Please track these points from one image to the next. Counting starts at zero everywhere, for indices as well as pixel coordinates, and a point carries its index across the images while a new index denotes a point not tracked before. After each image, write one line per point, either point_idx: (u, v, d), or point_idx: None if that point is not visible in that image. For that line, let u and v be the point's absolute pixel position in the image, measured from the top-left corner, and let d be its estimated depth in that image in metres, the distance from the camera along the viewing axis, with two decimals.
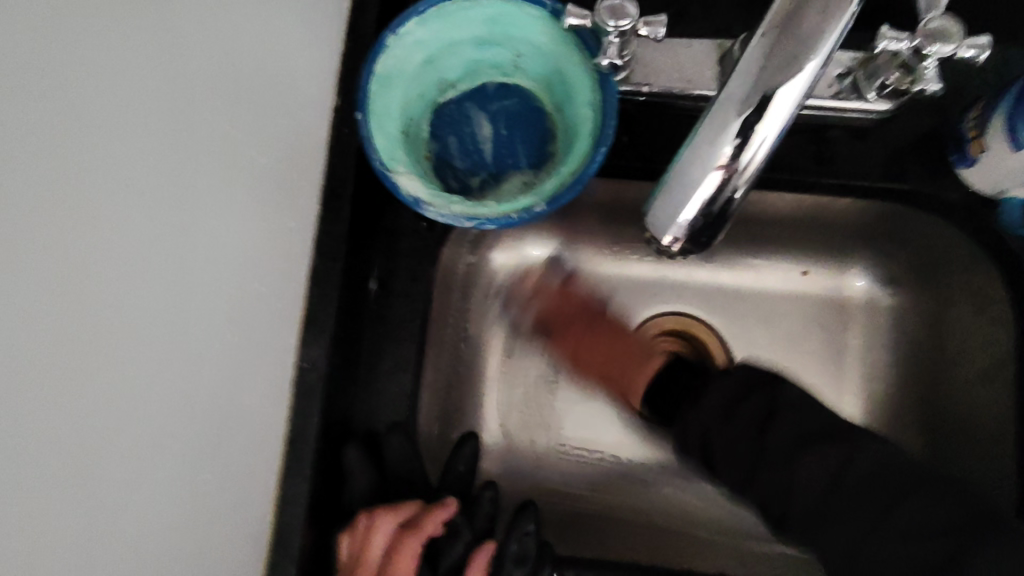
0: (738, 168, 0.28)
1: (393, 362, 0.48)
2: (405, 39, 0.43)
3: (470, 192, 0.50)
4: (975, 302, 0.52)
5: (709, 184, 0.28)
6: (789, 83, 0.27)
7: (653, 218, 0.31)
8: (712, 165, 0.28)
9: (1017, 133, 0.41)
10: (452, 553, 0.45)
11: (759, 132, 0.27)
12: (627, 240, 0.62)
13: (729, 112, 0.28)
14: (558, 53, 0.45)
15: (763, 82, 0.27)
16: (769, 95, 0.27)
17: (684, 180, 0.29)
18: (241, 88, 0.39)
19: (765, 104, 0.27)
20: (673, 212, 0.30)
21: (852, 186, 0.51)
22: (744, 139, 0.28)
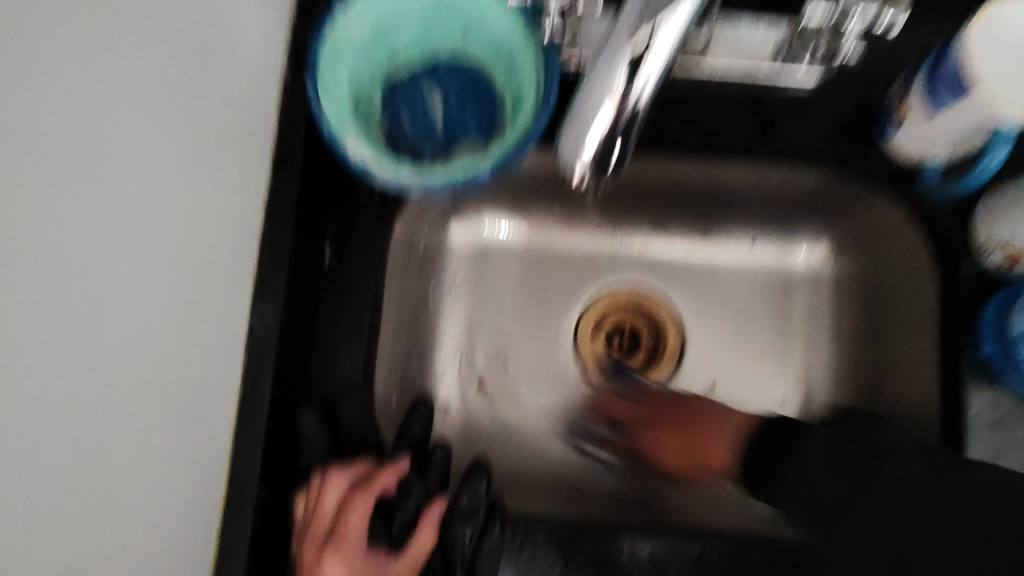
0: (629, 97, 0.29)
1: (351, 328, 0.50)
2: (352, 9, 0.44)
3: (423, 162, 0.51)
4: (905, 265, 0.55)
5: (604, 114, 0.29)
6: (671, 16, 0.28)
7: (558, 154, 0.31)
8: (603, 94, 0.29)
9: (936, 100, 0.43)
10: (406, 508, 0.47)
11: (647, 62, 0.28)
12: (582, 214, 0.64)
13: (617, 48, 0.29)
14: (503, 25, 0.46)
15: (649, 14, 0.28)
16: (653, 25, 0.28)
17: (579, 116, 0.30)
18: (185, 50, 0.39)
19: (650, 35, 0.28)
20: (573, 146, 0.30)
21: (788, 156, 0.55)
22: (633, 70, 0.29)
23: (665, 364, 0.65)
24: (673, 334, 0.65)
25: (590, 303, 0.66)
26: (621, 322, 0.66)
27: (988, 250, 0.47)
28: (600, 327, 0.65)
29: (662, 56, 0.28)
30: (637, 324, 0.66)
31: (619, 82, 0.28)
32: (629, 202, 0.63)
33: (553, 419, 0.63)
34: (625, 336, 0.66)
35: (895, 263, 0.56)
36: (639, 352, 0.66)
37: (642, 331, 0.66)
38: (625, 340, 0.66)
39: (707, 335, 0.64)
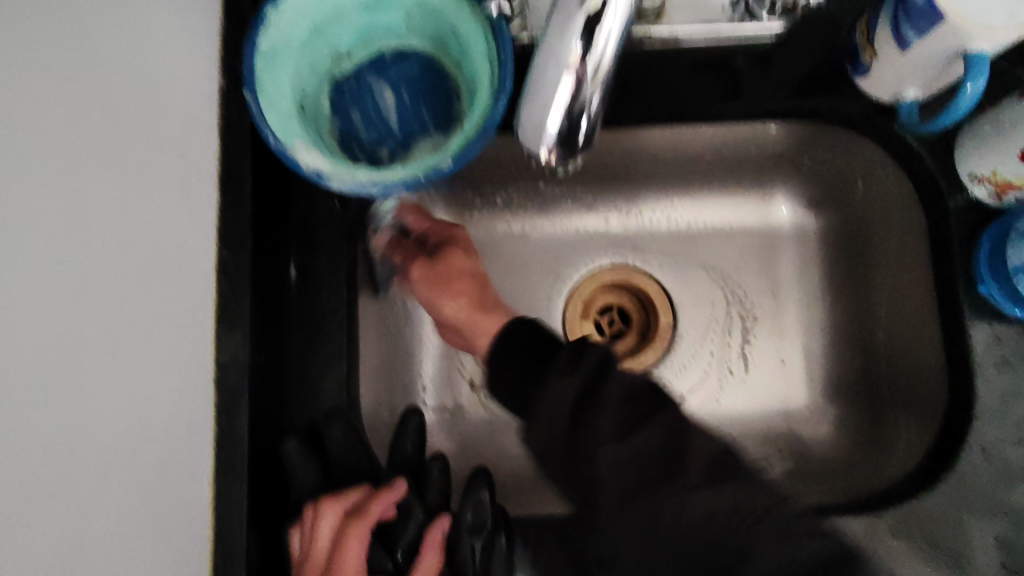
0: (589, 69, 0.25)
1: (325, 351, 0.49)
2: (286, 12, 0.41)
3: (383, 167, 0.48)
4: (887, 204, 0.54)
5: (563, 88, 0.25)
6: None
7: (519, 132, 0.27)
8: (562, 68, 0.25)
9: (904, 35, 0.41)
10: (407, 531, 0.46)
11: (605, 24, 0.24)
12: (555, 194, 0.62)
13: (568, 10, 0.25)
14: (448, 10, 0.44)
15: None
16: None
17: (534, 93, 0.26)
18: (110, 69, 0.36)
19: (603, 2, 0.24)
20: (535, 126, 0.26)
21: (757, 110, 0.54)
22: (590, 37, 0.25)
23: (660, 343, 0.62)
24: (663, 310, 0.63)
25: (575, 288, 0.64)
26: (608, 303, 0.64)
27: (981, 178, 0.45)
28: (589, 310, 0.64)
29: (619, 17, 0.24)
30: (625, 302, 0.64)
31: (580, 49, 0.25)
32: (600, 176, 0.61)
33: None
34: (615, 318, 0.64)
35: (880, 208, 0.55)
36: (631, 332, 0.64)
37: (631, 309, 0.64)
38: (616, 323, 0.64)
39: (695, 307, 0.62)
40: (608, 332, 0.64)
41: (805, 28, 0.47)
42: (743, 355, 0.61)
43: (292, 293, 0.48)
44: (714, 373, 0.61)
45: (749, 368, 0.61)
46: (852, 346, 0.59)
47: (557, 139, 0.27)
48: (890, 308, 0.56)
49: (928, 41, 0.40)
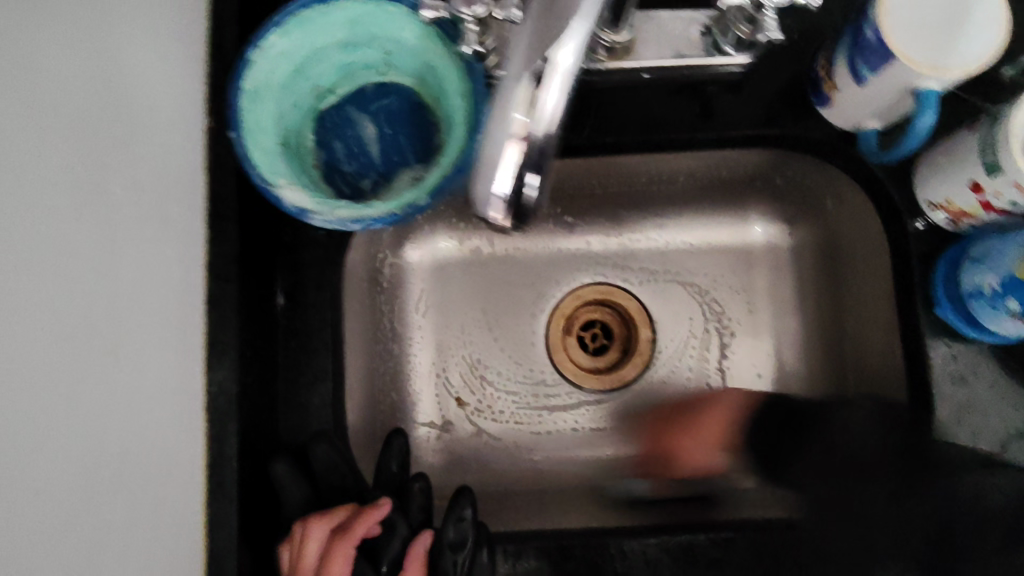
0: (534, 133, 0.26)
1: (312, 373, 0.49)
2: (268, 53, 0.43)
3: (366, 197, 0.50)
4: (855, 225, 0.56)
5: (509, 153, 0.26)
6: (561, 46, 0.26)
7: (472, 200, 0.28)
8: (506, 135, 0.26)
9: (859, 72, 0.44)
10: (390, 550, 0.48)
11: (546, 90, 0.26)
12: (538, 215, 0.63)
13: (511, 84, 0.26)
14: (423, 48, 0.46)
15: (541, 48, 0.26)
16: (544, 57, 0.26)
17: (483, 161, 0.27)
18: None
19: (544, 66, 0.26)
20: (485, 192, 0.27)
21: (729, 138, 0.53)
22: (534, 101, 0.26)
23: (639, 358, 0.64)
24: (642, 326, 0.65)
25: (559, 305, 0.66)
26: (591, 319, 0.66)
27: (938, 205, 0.47)
28: (571, 327, 0.65)
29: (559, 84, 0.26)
30: (607, 318, 0.66)
31: (522, 118, 0.26)
32: (581, 199, 0.63)
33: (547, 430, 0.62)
34: (598, 334, 0.66)
35: (848, 229, 0.57)
36: (613, 348, 0.66)
37: (613, 325, 0.66)
38: (599, 338, 0.66)
39: (674, 323, 0.64)
40: (591, 347, 0.66)
41: (773, 55, 0.51)
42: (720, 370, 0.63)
43: (279, 319, 0.49)
44: (691, 387, 0.63)
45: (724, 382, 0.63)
46: (825, 360, 0.61)
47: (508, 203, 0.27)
48: (860, 324, 0.58)
49: (881, 77, 0.42)
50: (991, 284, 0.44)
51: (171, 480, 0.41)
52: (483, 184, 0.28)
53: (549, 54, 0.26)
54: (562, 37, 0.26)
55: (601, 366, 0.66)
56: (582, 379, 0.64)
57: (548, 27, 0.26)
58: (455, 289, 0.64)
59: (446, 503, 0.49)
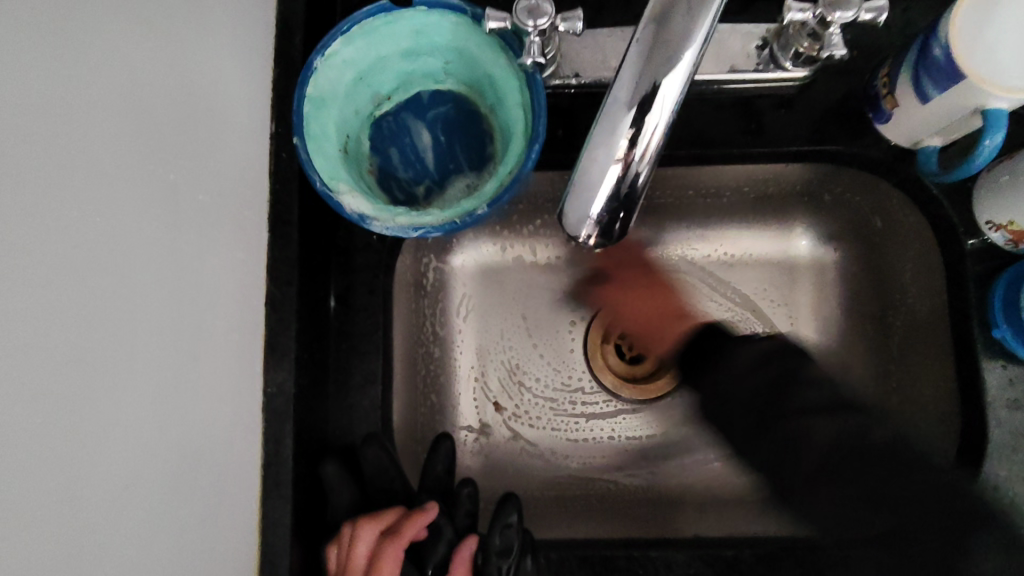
0: (635, 158, 0.27)
1: (362, 377, 0.49)
2: (332, 61, 0.44)
3: (421, 204, 0.51)
4: (905, 243, 0.55)
5: (610, 178, 0.27)
6: (670, 75, 0.26)
7: (563, 216, 0.29)
8: (608, 159, 0.27)
9: (924, 89, 0.43)
10: (436, 553, 0.49)
11: (650, 119, 0.26)
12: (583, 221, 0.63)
13: (617, 110, 0.27)
14: (484, 58, 0.46)
15: (650, 75, 0.26)
16: (653, 86, 0.26)
17: (583, 179, 0.28)
18: (173, 123, 0.39)
19: (651, 93, 0.26)
20: (580, 211, 0.29)
21: (779, 153, 0.53)
22: (638, 128, 0.27)
23: (678, 367, 0.64)
24: None
25: (599, 314, 0.66)
26: None
27: (998, 226, 0.46)
28: (610, 335, 0.66)
29: (663, 114, 0.26)
30: None
31: (626, 143, 0.27)
32: None
33: (585, 438, 0.63)
34: (637, 343, 0.66)
35: (898, 248, 0.56)
36: (652, 357, 0.66)
37: None
38: (638, 347, 0.66)
39: None
40: (630, 355, 0.66)
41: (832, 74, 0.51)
42: None
43: (331, 322, 0.50)
44: None
45: None
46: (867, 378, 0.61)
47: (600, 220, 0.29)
48: (905, 341, 0.57)
49: (946, 96, 0.42)
50: None
51: (230, 480, 0.42)
52: (577, 200, 0.29)
53: (659, 83, 0.26)
54: (672, 64, 0.26)
55: (639, 374, 0.65)
56: (620, 388, 0.64)
57: (663, 55, 0.26)
58: (496, 294, 0.65)
59: (491, 510, 0.49)
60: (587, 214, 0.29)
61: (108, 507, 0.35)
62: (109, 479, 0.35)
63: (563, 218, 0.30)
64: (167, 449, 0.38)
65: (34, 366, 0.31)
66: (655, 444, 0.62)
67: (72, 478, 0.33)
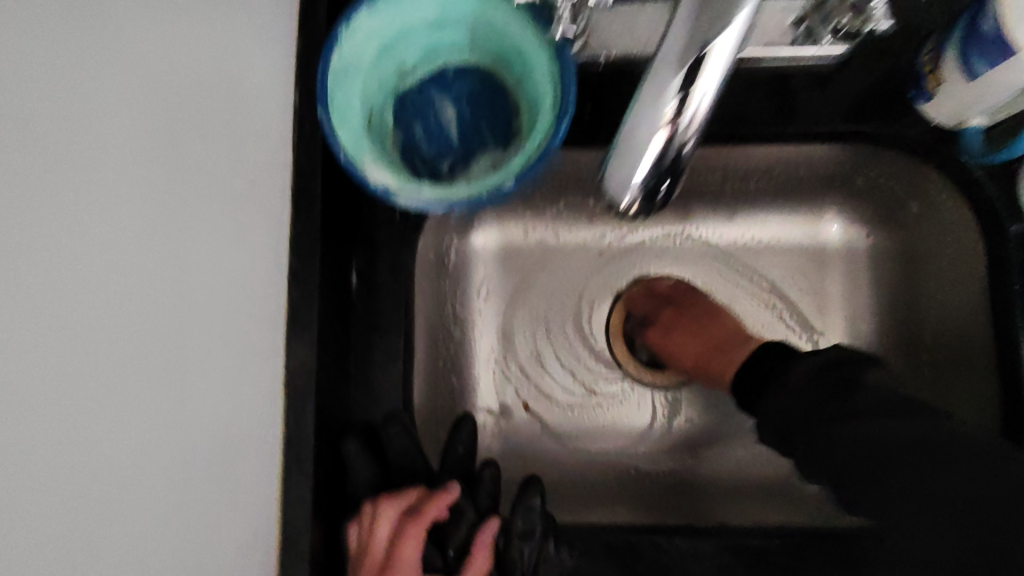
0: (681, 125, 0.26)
1: (383, 354, 0.49)
2: (357, 32, 0.43)
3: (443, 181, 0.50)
4: (944, 228, 0.53)
5: (654, 146, 0.26)
6: (722, 35, 0.24)
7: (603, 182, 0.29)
8: (653, 127, 0.26)
9: (973, 65, 0.41)
10: (457, 535, 0.47)
11: (700, 86, 0.25)
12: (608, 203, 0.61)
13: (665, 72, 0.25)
14: (511, 31, 0.45)
15: (701, 36, 0.25)
16: (704, 50, 0.25)
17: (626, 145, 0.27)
18: None
19: (702, 58, 0.25)
20: (621, 178, 0.28)
21: (813, 133, 0.52)
22: (685, 95, 0.25)
23: None
24: None
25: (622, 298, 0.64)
26: None
27: None
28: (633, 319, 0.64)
29: (713, 79, 0.25)
30: None
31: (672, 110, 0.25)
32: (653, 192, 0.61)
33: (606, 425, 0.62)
34: None
35: (936, 233, 0.54)
36: None
37: None
38: None
39: (740, 323, 0.63)
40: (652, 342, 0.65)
41: (873, 51, 0.48)
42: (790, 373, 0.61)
43: (353, 299, 0.49)
44: None
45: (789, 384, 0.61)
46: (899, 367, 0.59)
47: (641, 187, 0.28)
48: (941, 329, 0.55)
49: (996, 72, 0.40)
50: None
51: (248, 456, 0.42)
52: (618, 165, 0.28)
53: (710, 47, 0.24)
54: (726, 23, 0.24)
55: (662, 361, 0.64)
56: (643, 373, 0.63)
57: (714, 7, 0.24)
58: (517, 277, 0.63)
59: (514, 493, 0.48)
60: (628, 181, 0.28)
61: (111, 448, 0.40)
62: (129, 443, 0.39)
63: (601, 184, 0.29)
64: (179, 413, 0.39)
65: (21, 316, 0.38)
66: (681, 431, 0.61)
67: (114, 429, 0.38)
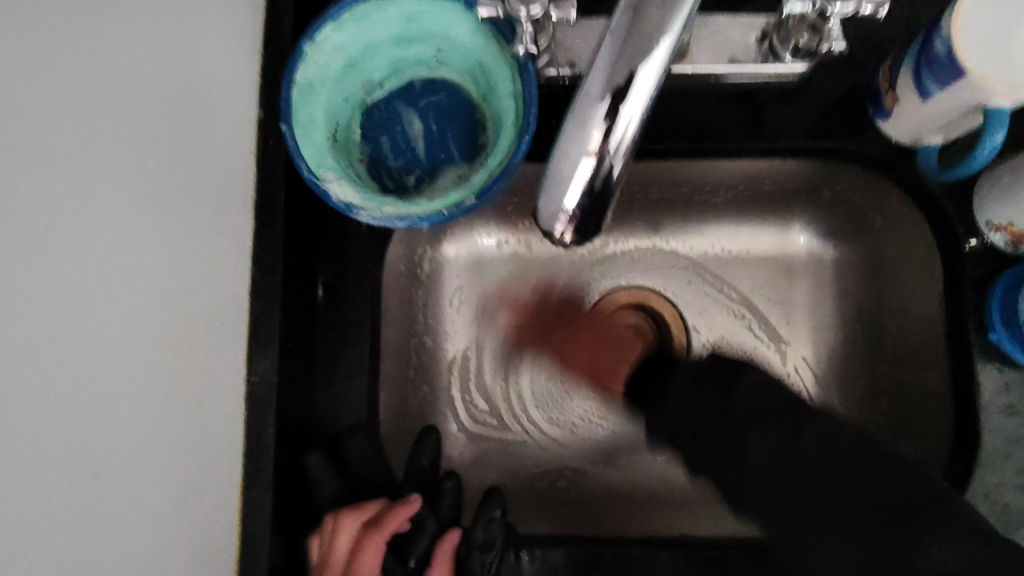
0: (609, 151, 0.26)
1: (349, 367, 0.49)
2: (322, 46, 0.43)
3: (410, 193, 0.50)
4: (904, 242, 0.54)
5: (582, 173, 0.26)
6: (646, 64, 0.25)
7: (536, 208, 0.28)
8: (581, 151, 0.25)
9: (926, 85, 0.42)
10: (419, 544, 0.49)
11: (626, 110, 0.25)
12: None
13: (591, 101, 0.25)
14: (476, 47, 0.45)
15: (626, 63, 0.25)
16: (628, 78, 0.25)
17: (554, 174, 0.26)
18: None
19: (627, 86, 0.25)
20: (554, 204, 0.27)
21: (781, 148, 0.52)
22: (612, 121, 0.25)
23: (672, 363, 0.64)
24: (677, 332, 0.64)
25: (593, 309, 0.65)
26: (624, 324, 0.65)
27: (998, 226, 0.46)
28: (603, 330, 0.65)
29: (639, 105, 0.25)
30: (639, 324, 0.65)
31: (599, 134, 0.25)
32: (623, 204, 0.62)
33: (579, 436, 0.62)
34: None
35: (896, 248, 0.55)
36: None
37: (645, 331, 0.65)
38: None
39: (709, 333, 0.63)
40: None
41: (831, 68, 0.50)
42: None
43: (319, 310, 0.49)
44: None
45: None
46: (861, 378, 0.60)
47: (575, 215, 0.27)
48: (899, 342, 0.56)
49: (949, 93, 0.41)
50: None
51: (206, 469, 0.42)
52: (550, 192, 0.27)
53: (634, 75, 0.25)
54: (649, 53, 0.25)
55: None
56: None
57: (638, 40, 0.25)
58: (489, 288, 0.64)
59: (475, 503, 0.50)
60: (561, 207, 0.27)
61: None
62: (107, 444, 0.37)
63: (537, 210, 0.28)
64: (143, 418, 0.39)
65: None
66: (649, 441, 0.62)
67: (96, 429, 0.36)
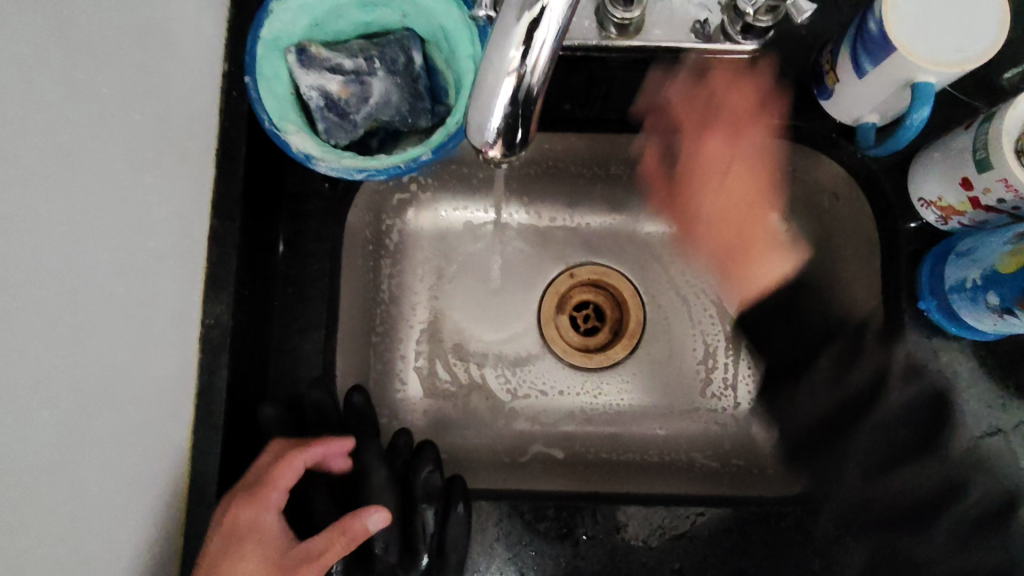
0: (527, 71, 0.28)
1: (304, 321, 0.53)
2: (286, 3, 0.44)
3: (415, 76, 0.49)
4: (851, 218, 0.56)
5: (504, 91, 0.28)
6: None
7: (466, 129, 0.30)
8: (501, 72, 0.27)
9: (861, 65, 0.45)
10: None
11: (539, 33, 0.27)
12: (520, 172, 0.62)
13: (508, 19, 0.27)
14: (436, 10, 0.46)
15: None
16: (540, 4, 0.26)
17: (482, 89, 0.28)
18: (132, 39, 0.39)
19: (540, 10, 0.26)
20: (480, 123, 0.29)
21: (727, 124, 0.56)
22: (527, 44, 0.27)
23: (630, 339, 0.63)
24: (635, 308, 0.63)
25: (553, 284, 0.64)
26: (586, 301, 0.64)
27: (930, 203, 0.49)
28: (565, 305, 0.64)
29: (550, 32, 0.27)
30: (601, 301, 0.64)
31: (517, 54, 0.27)
32: (586, 177, 0.62)
33: (538, 406, 0.61)
34: (590, 314, 0.65)
35: (847, 222, 0.57)
36: (604, 329, 0.64)
37: (606, 308, 0.64)
38: (591, 319, 0.65)
39: (664, 316, 0.63)
40: (583, 327, 0.64)
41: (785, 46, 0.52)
42: (695, 360, 0.62)
43: (279, 266, 0.53)
44: (659, 379, 0.62)
45: (690, 375, 0.62)
46: None
47: (501, 133, 0.29)
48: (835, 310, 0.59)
49: (881, 72, 0.43)
50: (973, 277, 0.46)
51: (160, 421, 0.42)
52: (476, 111, 0.29)
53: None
54: None
55: (591, 346, 0.64)
56: (571, 357, 0.63)
57: None
58: (449, 258, 0.63)
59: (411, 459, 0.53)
60: (486, 126, 0.29)
61: None
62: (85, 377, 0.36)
63: (467, 132, 0.31)
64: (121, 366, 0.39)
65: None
66: (662, 410, 0.61)
67: (62, 324, 0.35)
